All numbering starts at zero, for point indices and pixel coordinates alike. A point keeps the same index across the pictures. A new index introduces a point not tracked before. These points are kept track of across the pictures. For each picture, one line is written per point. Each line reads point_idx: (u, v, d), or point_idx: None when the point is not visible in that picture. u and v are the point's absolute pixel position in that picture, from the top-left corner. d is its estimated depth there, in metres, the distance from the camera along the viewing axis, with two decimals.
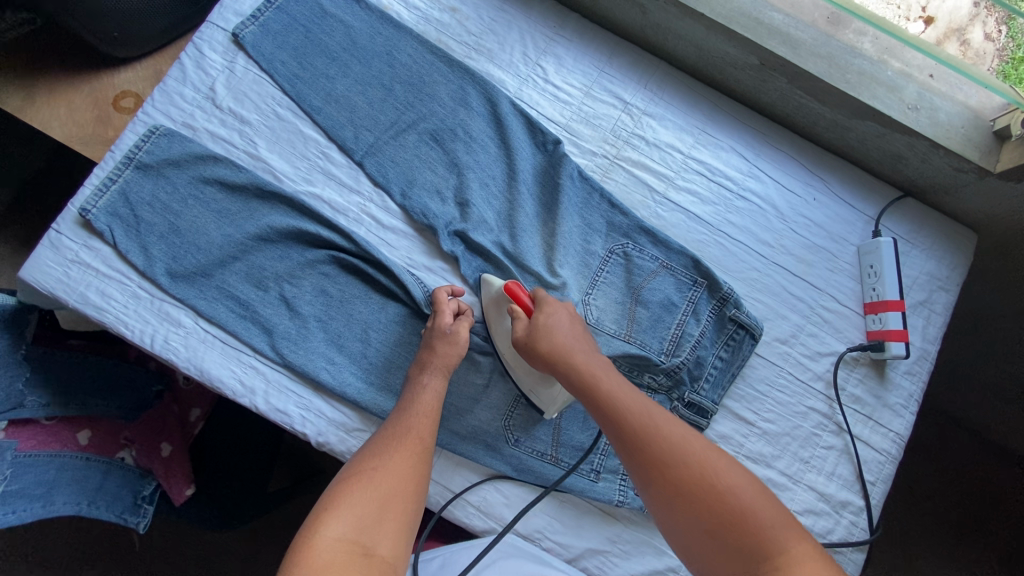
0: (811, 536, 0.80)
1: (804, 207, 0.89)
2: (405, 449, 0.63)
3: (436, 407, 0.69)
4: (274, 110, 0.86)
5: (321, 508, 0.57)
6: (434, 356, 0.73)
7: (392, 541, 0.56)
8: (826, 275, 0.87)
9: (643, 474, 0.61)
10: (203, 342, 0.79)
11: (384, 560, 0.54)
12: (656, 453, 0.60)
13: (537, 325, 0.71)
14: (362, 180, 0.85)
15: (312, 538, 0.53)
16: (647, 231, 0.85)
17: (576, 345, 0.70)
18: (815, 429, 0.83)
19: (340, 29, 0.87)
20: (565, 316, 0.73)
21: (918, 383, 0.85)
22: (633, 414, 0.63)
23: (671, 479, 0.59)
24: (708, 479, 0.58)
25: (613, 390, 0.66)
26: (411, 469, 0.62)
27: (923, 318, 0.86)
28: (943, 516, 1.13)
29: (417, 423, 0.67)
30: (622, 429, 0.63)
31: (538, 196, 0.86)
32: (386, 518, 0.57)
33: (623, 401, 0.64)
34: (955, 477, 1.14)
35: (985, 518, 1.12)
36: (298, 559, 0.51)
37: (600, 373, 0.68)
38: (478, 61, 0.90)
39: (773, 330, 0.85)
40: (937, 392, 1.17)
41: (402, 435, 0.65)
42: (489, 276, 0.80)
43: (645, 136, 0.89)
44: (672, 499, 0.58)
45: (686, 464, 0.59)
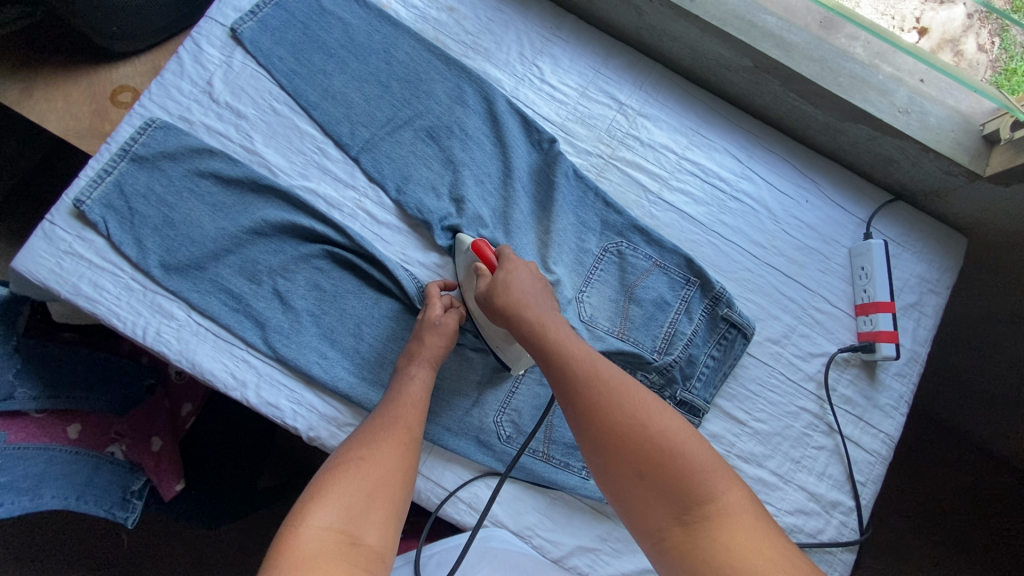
0: (801, 536, 0.80)
1: (796, 208, 0.90)
2: (392, 439, 0.63)
3: (423, 399, 0.70)
4: (270, 105, 0.86)
5: (307, 498, 0.56)
6: (421, 347, 0.73)
7: (381, 530, 0.56)
8: (818, 276, 0.88)
9: (581, 422, 0.59)
10: (196, 334, 0.79)
11: (372, 550, 0.54)
12: (596, 401, 0.59)
13: (497, 280, 0.70)
14: (357, 175, 0.85)
15: (299, 527, 0.53)
16: (641, 230, 0.85)
17: (528, 294, 0.69)
18: (806, 429, 0.83)
19: (338, 26, 0.88)
20: (526, 272, 0.72)
21: (908, 385, 0.85)
22: (576, 362, 0.62)
23: (606, 425, 0.58)
24: (644, 427, 0.57)
25: (559, 340, 0.64)
26: (398, 458, 0.62)
27: (914, 320, 0.87)
28: (935, 521, 1.13)
29: (405, 413, 0.67)
30: (563, 376, 0.61)
31: (533, 194, 0.87)
32: (374, 507, 0.57)
33: (568, 350, 0.63)
34: (946, 482, 1.14)
35: (977, 523, 1.12)
36: (285, 548, 0.51)
37: (548, 323, 0.66)
38: (474, 59, 0.91)
39: (765, 330, 0.86)
40: (929, 396, 1.17)
41: (388, 424, 0.65)
42: (462, 235, 0.80)
43: (640, 136, 0.90)
44: (606, 446, 0.57)
45: (624, 412, 0.58)
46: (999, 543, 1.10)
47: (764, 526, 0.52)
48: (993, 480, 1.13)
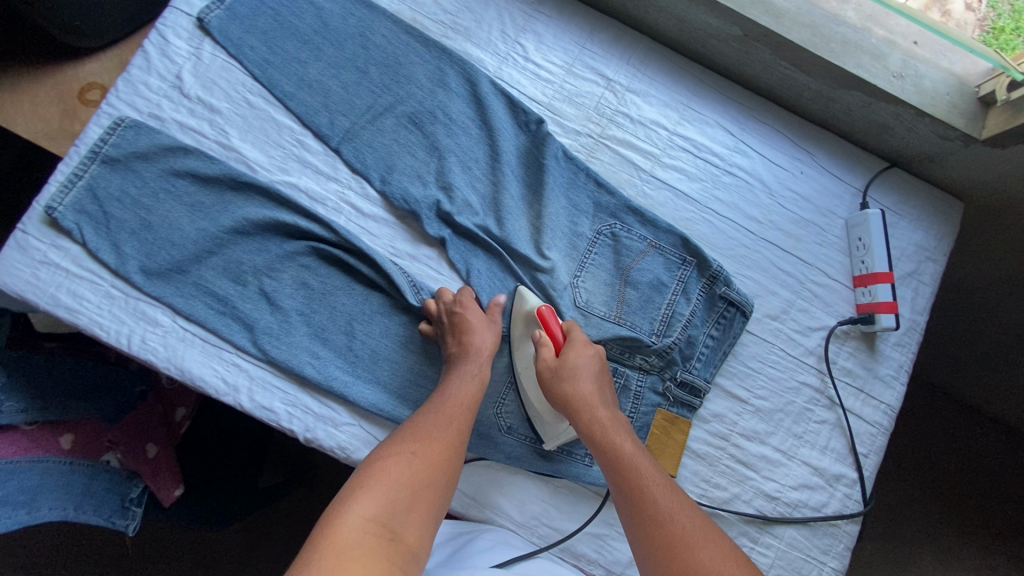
0: (806, 510, 0.80)
1: (791, 180, 0.88)
2: (445, 439, 0.63)
3: (476, 399, 0.69)
4: (244, 96, 0.82)
5: (355, 485, 0.56)
6: (479, 339, 0.72)
7: (419, 530, 0.55)
8: (815, 249, 0.87)
9: (649, 552, 0.60)
10: (182, 340, 0.76)
11: (409, 549, 0.53)
12: (662, 532, 0.61)
13: (566, 365, 0.71)
14: (339, 167, 0.82)
15: (342, 514, 0.53)
16: (633, 211, 0.83)
17: (595, 392, 0.70)
18: (807, 404, 0.83)
19: (310, 11, 0.84)
20: (594, 362, 0.72)
21: (908, 354, 0.85)
22: (648, 484, 0.64)
23: (669, 544, 0.60)
24: (701, 549, 0.59)
25: (626, 447, 0.67)
26: (446, 460, 0.61)
27: (913, 289, 0.86)
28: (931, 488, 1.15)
29: (457, 412, 0.66)
30: (631, 487, 0.64)
31: (520, 178, 0.84)
32: (416, 506, 0.56)
33: (638, 467, 0.65)
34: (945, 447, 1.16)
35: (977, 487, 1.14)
36: (326, 532, 0.51)
37: (616, 427, 0.68)
38: (455, 40, 0.87)
39: (764, 307, 0.85)
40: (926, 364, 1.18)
41: (442, 422, 0.64)
42: (524, 290, 0.78)
43: (630, 113, 0.88)
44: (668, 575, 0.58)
45: (685, 537, 0.60)
46: (990, 513, 1.12)
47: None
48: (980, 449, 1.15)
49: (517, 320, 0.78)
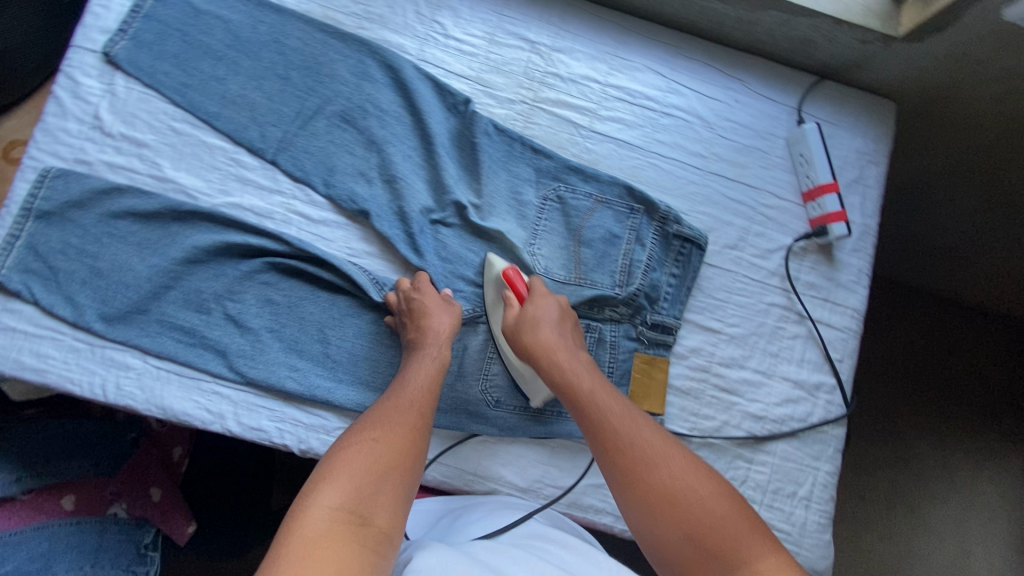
0: (794, 423, 0.83)
1: (727, 110, 0.89)
2: (407, 420, 0.64)
3: (435, 381, 0.71)
4: (168, 125, 0.80)
5: (319, 478, 0.57)
6: (438, 323, 0.74)
7: (389, 513, 0.56)
8: (761, 174, 0.88)
9: (619, 479, 0.62)
10: (158, 379, 0.76)
11: (380, 531, 0.54)
12: (629, 458, 0.62)
13: (526, 316, 0.74)
14: (280, 178, 0.81)
15: (307, 507, 0.53)
16: (575, 169, 0.84)
17: (556, 337, 0.72)
18: (778, 323, 0.85)
19: (218, 26, 0.82)
20: (554, 307, 0.75)
21: (865, 258, 0.88)
22: (616, 420, 0.65)
23: (638, 473, 0.61)
24: (671, 481, 0.60)
25: (591, 390, 0.69)
26: (410, 442, 0.62)
27: (860, 195, 0.89)
28: (894, 366, 1.41)
29: (417, 395, 0.68)
30: (601, 429, 0.65)
31: (462, 156, 0.84)
32: (383, 490, 0.57)
33: (606, 406, 0.67)
34: (903, 328, 1.41)
35: (927, 356, 1.41)
36: (292, 525, 0.52)
37: (582, 374, 0.70)
38: (371, 29, 0.86)
39: (721, 238, 0.87)
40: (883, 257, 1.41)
41: (404, 405, 0.66)
42: (493, 256, 0.80)
43: (559, 73, 0.87)
44: (644, 498, 0.60)
45: (659, 473, 0.61)
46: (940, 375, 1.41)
47: None
48: (901, 342, 1.41)
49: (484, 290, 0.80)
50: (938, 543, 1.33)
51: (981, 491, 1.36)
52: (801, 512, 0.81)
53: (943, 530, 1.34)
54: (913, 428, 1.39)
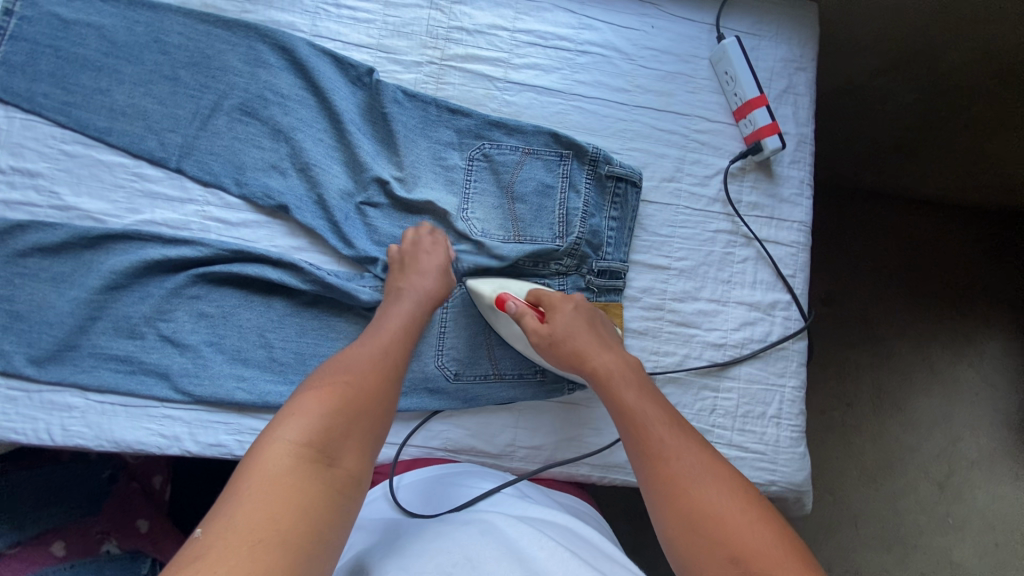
0: (755, 345, 0.83)
1: (644, 38, 0.86)
2: (379, 365, 0.63)
3: (411, 329, 0.69)
4: (59, 149, 0.75)
5: (285, 413, 0.56)
6: (424, 279, 0.72)
7: (357, 454, 0.55)
8: (688, 99, 0.86)
9: (650, 474, 0.60)
10: (104, 413, 0.73)
11: (346, 472, 0.54)
12: (663, 452, 0.60)
13: (554, 330, 0.69)
14: (190, 186, 0.77)
15: (270, 443, 0.53)
16: (497, 123, 0.81)
17: (590, 340, 0.70)
18: (726, 249, 0.84)
19: (90, 34, 0.76)
20: (579, 317, 0.71)
21: (804, 168, 0.86)
22: (654, 426, 0.62)
23: (674, 471, 0.58)
24: (707, 488, 0.57)
25: (631, 395, 0.65)
26: (382, 386, 0.61)
27: (792, 104, 0.87)
28: (862, 273, 1.42)
29: (390, 340, 0.66)
30: (639, 421, 0.63)
31: (376, 131, 0.80)
32: (351, 431, 0.56)
33: (647, 410, 0.64)
34: (865, 234, 1.43)
35: (896, 259, 1.42)
36: (254, 460, 0.52)
37: (626, 386, 0.66)
38: (257, 11, 0.80)
39: (656, 172, 0.84)
40: (833, 170, 1.40)
41: (375, 349, 0.64)
42: (476, 284, 0.75)
43: (464, 26, 0.83)
44: (674, 504, 0.57)
45: (690, 473, 0.58)
46: (910, 273, 1.42)
47: None
48: (865, 248, 1.43)
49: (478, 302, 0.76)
50: (928, 435, 1.38)
51: (963, 378, 1.39)
52: (773, 431, 0.82)
53: (931, 422, 1.38)
54: (888, 333, 1.41)
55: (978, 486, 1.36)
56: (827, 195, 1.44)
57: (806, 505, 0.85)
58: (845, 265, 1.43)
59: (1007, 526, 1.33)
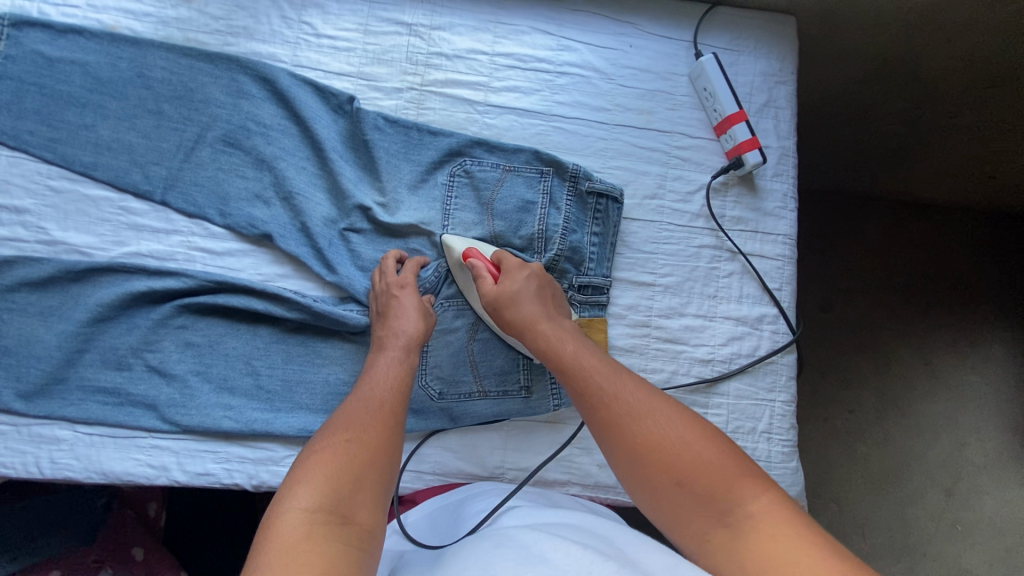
0: (743, 359, 0.83)
1: (623, 57, 0.86)
2: (383, 414, 0.61)
3: (404, 380, 0.66)
4: (45, 185, 0.77)
5: (292, 482, 0.54)
6: (408, 325, 0.71)
7: (371, 508, 0.54)
8: (669, 116, 0.86)
9: (598, 426, 0.59)
10: (92, 445, 0.73)
11: (363, 527, 0.52)
12: (604, 400, 0.60)
13: (501, 292, 0.71)
14: (175, 217, 0.78)
15: (280, 516, 0.51)
16: (479, 143, 0.82)
17: (537, 310, 0.70)
18: (711, 264, 0.84)
19: (75, 71, 0.78)
20: (526, 277, 0.72)
21: (787, 181, 0.86)
22: (591, 376, 0.62)
23: (622, 420, 0.58)
24: (654, 425, 0.57)
25: (563, 348, 0.66)
26: (384, 434, 0.59)
27: (773, 118, 0.87)
28: (854, 278, 1.42)
29: (385, 390, 0.64)
30: (577, 376, 0.63)
31: (359, 157, 0.81)
32: (360, 486, 0.54)
33: (584, 361, 0.63)
34: (855, 237, 1.43)
35: (888, 262, 1.42)
36: (266, 537, 0.49)
37: (559, 338, 0.67)
38: (238, 43, 0.81)
39: (638, 190, 0.85)
40: (819, 177, 1.41)
41: (376, 400, 0.63)
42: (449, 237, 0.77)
43: (443, 51, 0.84)
44: (630, 450, 0.56)
45: (635, 416, 0.58)
46: (902, 275, 1.42)
47: (815, 536, 0.47)
48: (855, 251, 1.42)
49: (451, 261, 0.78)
50: (934, 441, 1.36)
51: (967, 383, 1.38)
52: (764, 446, 0.81)
53: (936, 428, 1.37)
54: (884, 337, 1.40)
55: (987, 492, 1.33)
56: (814, 201, 1.45)
57: None
58: (841, 273, 1.42)
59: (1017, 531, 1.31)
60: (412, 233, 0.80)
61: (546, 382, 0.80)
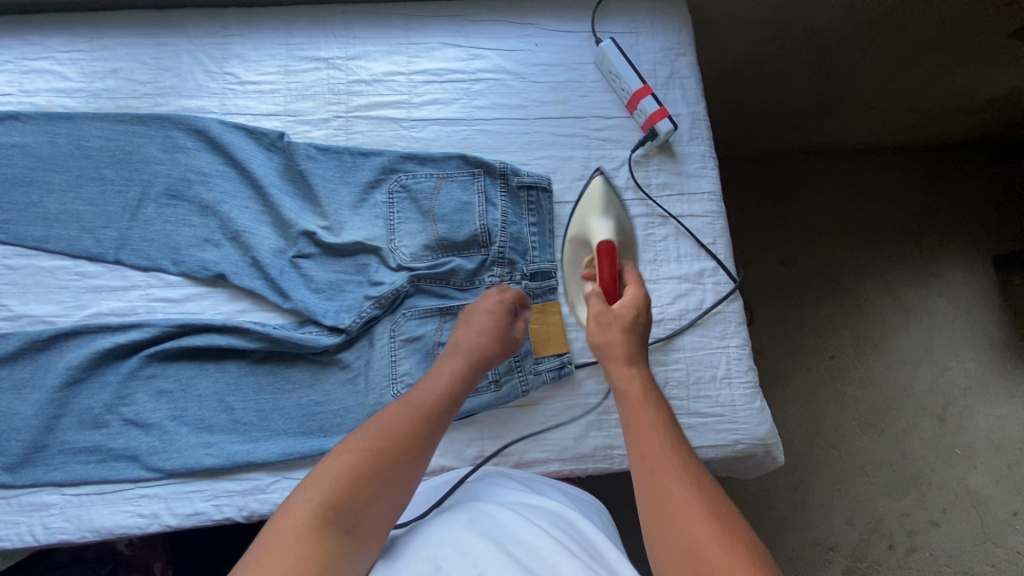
0: (692, 314, 0.87)
1: (531, 56, 0.92)
2: (418, 430, 0.62)
3: (454, 394, 0.67)
4: (2, 264, 0.80)
5: (320, 469, 0.57)
6: (480, 336, 0.72)
7: (376, 522, 0.55)
8: (582, 102, 0.92)
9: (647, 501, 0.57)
10: (81, 504, 0.75)
11: (362, 540, 0.53)
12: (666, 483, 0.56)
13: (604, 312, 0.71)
14: (131, 274, 0.81)
15: (299, 499, 0.53)
16: (409, 157, 0.86)
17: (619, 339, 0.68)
18: (646, 230, 0.89)
19: (17, 153, 0.82)
20: (624, 313, 0.69)
21: (703, 143, 0.92)
22: (664, 461, 0.57)
23: (670, 511, 0.54)
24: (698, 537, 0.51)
25: (654, 425, 0.61)
26: (416, 454, 0.61)
27: (679, 88, 0.93)
28: (798, 226, 1.49)
29: (430, 404, 0.65)
30: (657, 452, 0.58)
31: (298, 187, 0.85)
32: (375, 502, 0.56)
33: (665, 444, 0.59)
34: (790, 188, 1.51)
35: (827, 207, 1.49)
36: (280, 514, 0.52)
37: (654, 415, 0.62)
38: (167, 102, 0.86)
39: (566, 174, 0.90)
40: (747, 139, 1.49)
41: (417, 410, 0.64)
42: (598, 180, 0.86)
43: (362, 77, 0.89)
44: (667, 543, 0.52)
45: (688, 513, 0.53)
46: (843, 217, 1.49)
47: None
48: (793, 201, 1.50)
49: (591, 199, 0.85)
50: (915, 372, 1.40)
51: (936, 309, 1.43)
52: (726, 391, 0.84)
53: (915, 358, 1.41)
54: (841, 279, 1.46)
55: (977, 413, 1.38)
56: (746, 161, 1.54)
57: (778, 457, 0.87)
58: (792, 230, 1.49)
59: (1010, 445, 1.35)
60: (361, 249, 0.83)
61: (511, 371, 0.83)
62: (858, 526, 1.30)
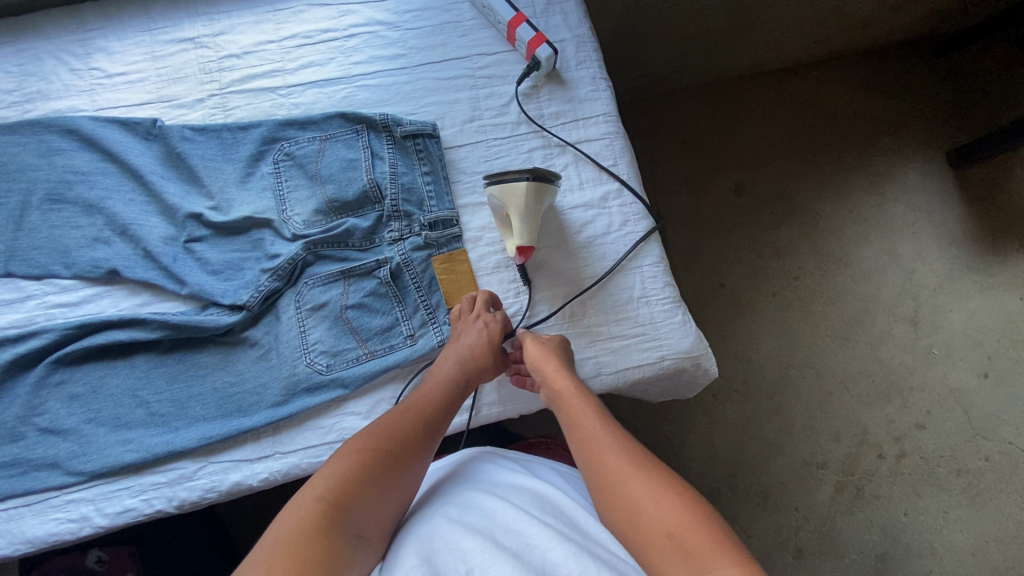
0: (602, 239, 0.85)
1: (402, 4, 0.90)
2: (422, 432, 0.66)
3: (451, 399, 0.71)
4: None
5: (327, 470, 0.59)
6: (471, 349, 0.73)
7: (381, 524, 0.58)
8: (461, 42, 0.89)
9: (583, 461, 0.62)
10: (7, 519, 0.74)
11: (369, 543, 0.57)
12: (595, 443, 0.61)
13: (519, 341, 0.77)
14: (25, 284, 0.80)
15: (308, 500, 0.56)
16: (289, 124, 0.84)
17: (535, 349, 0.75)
18: (545, 162, 0.87)
19: None
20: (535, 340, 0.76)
21: (591, 64, 0.90)
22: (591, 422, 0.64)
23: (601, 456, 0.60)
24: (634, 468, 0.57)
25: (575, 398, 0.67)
26: (419, 461, 0.64)
27: (559, 12, 0.90)
28: (739, 147, 1.45)
29: (428, 410, 0.68)
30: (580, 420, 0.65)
31: (181, 171, 0.83)
32: (381, 504, 0.59)
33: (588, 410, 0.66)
34: (724, 111, 1.47)
35: (763, 124, 1.46)
36: (290, 512, 0.55)
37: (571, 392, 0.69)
38: (36, 107, 0.84)
39: (454, 118, 0.87)
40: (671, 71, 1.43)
41: (419, 413, 0.67)
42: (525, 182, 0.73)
43: (232, 52, 0.87)
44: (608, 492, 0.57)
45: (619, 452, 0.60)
46: (781, 132, 1.45)
47: None
48: (732, 123, 1.46)
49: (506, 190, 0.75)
50: (882, 280, 1.36)
51: (895, 215, 1.39)
52: (645, 310, 0.83)
53: (879, 267, 1.36)
54: (792, 196, 1.41)
55: (950, 309, 1.33)
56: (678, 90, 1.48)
57: (711, 367, 0.85)
58: (736, 155, 1.44)
59: (987, 337, 1.31)
60: (253, 224, 0.82)
61: (426, 323, 0.81)
62: (845, 440, 1.27)
